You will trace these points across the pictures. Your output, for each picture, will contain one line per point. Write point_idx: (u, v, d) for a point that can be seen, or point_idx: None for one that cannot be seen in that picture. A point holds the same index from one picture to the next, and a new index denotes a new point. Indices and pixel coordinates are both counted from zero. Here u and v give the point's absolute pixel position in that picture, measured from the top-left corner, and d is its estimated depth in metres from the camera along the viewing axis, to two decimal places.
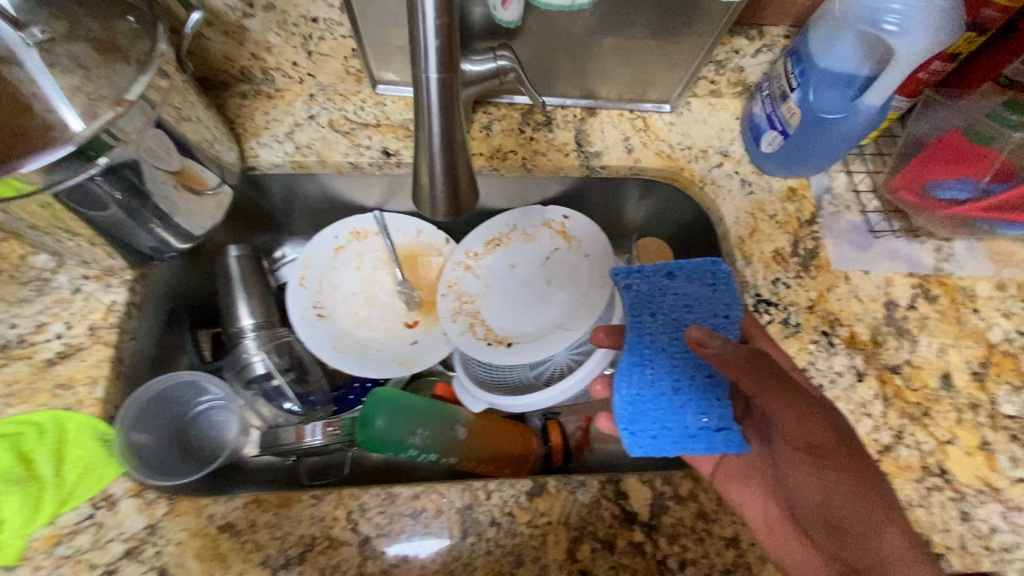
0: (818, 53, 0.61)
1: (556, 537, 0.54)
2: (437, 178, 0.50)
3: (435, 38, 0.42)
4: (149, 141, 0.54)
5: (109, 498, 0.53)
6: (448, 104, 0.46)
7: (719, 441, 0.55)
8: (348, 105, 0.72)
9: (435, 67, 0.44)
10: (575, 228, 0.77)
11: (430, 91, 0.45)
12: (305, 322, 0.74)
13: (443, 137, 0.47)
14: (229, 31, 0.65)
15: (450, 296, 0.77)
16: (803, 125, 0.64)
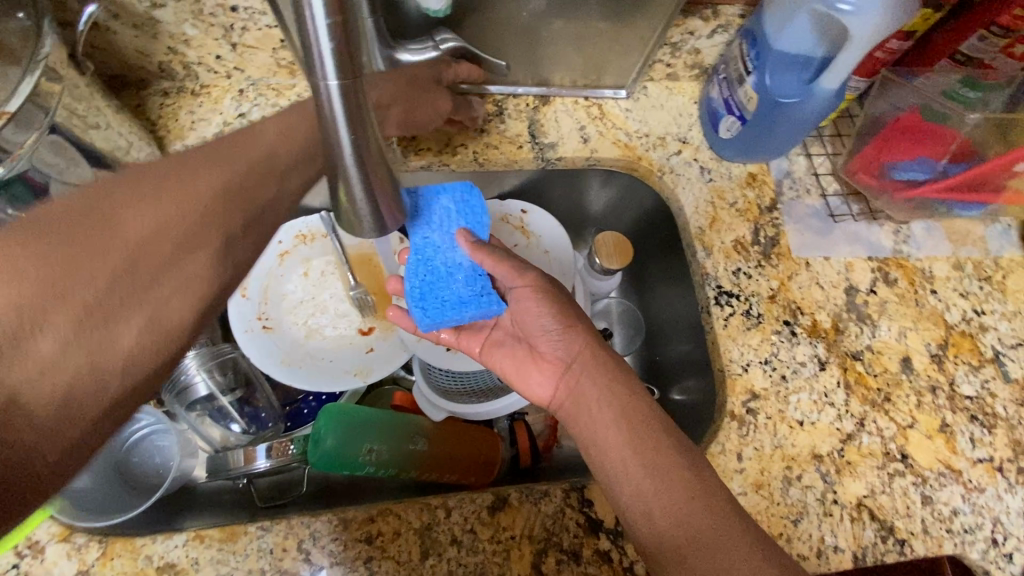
0: (773, 36, 0.59)
1: (519, 551, 0.53)
2: (357, 198, 0.37)
3: (329, 41, 0.29)
4: (48, 153, 0.49)
5: (35, 545, 0.49)
6: (356, 109, 0.32)
7: (484, 302, 0.60)
8: (281, 100, 0.67)
9: (334, 72, 0.30)
10: (534, 223, 0.74)
11: (324, 93, 0.31)
12: (250, 336, 0.69)
13: (353, 148, 0.34)
14: (139, 24, 0.59)
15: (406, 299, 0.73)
16: (759, 110, 0.62)
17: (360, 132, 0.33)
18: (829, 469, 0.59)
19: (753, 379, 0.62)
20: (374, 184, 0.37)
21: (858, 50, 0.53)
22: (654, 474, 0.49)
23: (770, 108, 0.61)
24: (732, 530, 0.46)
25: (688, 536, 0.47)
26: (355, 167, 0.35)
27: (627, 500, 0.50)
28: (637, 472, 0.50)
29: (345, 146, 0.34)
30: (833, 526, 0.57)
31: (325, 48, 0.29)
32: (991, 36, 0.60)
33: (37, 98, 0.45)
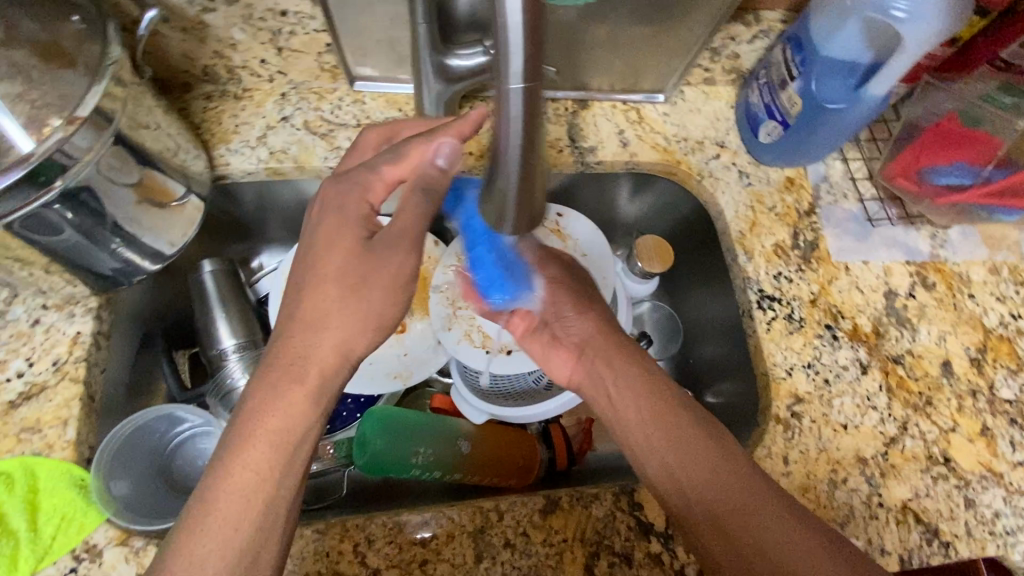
0: (820, 42, 0.60)
1: (572, 554, 0.53)
2: (507, 199, 0.39)
3: (522, 45, 0.31)
4: (107, 156, 0.48)
5: (92, 549, 0.49)
6: (533, 108, 0.34)
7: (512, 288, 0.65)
8: (324, 104, 0.67)
9: (518, 75, 0.32)
10: (571, 226, 0.74)
11: (506, 95, 0.34)
12: None
13: (525, 141, 0.35)
14: (188, 28, 0.59)
15: (443, 302, 0.71)
16: (803, 114, 0.62)
17: (533, 134, 0.35)
18: (873, 472, 0.59)
19: (796, 383, 0.62)
20: (533, 177, 0.38)
21: (912, 53, 0.55)
22: (677, 447, 0.54)
23: (816, 113, 0.61)
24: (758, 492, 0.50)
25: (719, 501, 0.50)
26: (517, 164, 0.37)
27: (657, 477, 0.53)
28: (660, 445, 0.54)
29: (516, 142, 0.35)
30: (879, 529, 0.57)
31: (515, 47, 0.31)
32: None
33: (101, 102, 0.46)
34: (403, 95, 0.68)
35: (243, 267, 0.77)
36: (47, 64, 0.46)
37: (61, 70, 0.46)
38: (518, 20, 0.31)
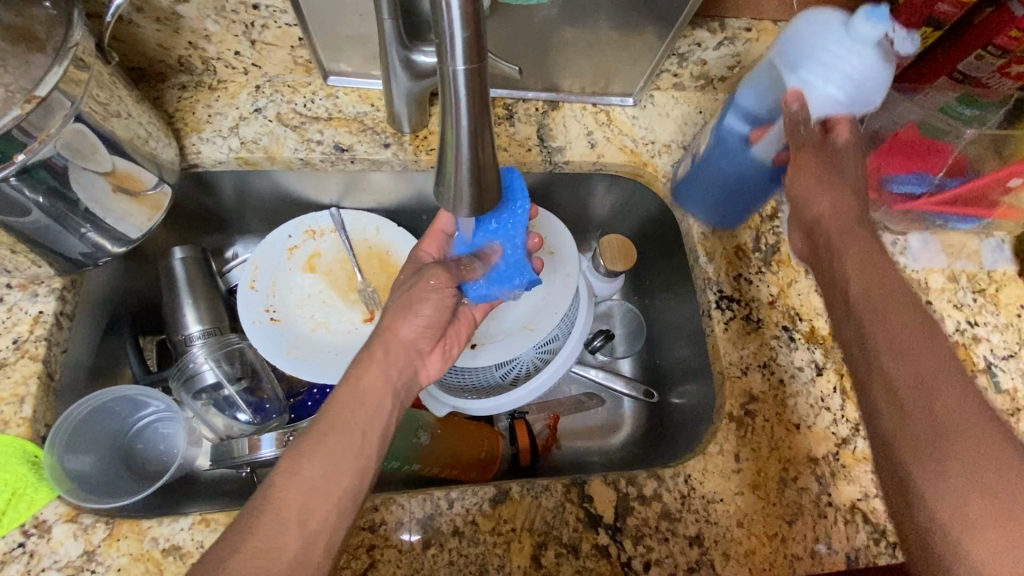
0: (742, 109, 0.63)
1: (520, 544, 0.53)
2: (460, 187, 0.37)
3: (462, 26, 0.31)
4: (72, 139, 0.50)
5: (41, 525, 0.49)
6: (479, 92, 0.33)
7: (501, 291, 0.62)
8: (297, 97, 0.69)
9: (463, 59, 0.32)
10: (539, 224, 0.76)
11: (453, 78, 0.33)
12: (258, 328, 0.70)
13: (472, 127, 0.34)
14: (161, 18, 0.60)
15: None
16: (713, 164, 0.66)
17: (480, 120, 0.34)
18: (824, 471, 0.60)
19: (752, 382, 0.63)
20: (485, 167, 0.37)
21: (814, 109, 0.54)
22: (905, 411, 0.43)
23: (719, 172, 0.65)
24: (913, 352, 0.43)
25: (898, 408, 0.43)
26: (469, 149, 0.35)
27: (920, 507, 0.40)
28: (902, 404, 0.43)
29: (464, 128, 0.34)
30: (827, 528, 0.58)
31: (457, 31, 0.31)
32: (987, 56, 0.61)
33: (63, 84, 0.46)
34: (375, 91, 0.70)
35: (217, 257, 0.78)
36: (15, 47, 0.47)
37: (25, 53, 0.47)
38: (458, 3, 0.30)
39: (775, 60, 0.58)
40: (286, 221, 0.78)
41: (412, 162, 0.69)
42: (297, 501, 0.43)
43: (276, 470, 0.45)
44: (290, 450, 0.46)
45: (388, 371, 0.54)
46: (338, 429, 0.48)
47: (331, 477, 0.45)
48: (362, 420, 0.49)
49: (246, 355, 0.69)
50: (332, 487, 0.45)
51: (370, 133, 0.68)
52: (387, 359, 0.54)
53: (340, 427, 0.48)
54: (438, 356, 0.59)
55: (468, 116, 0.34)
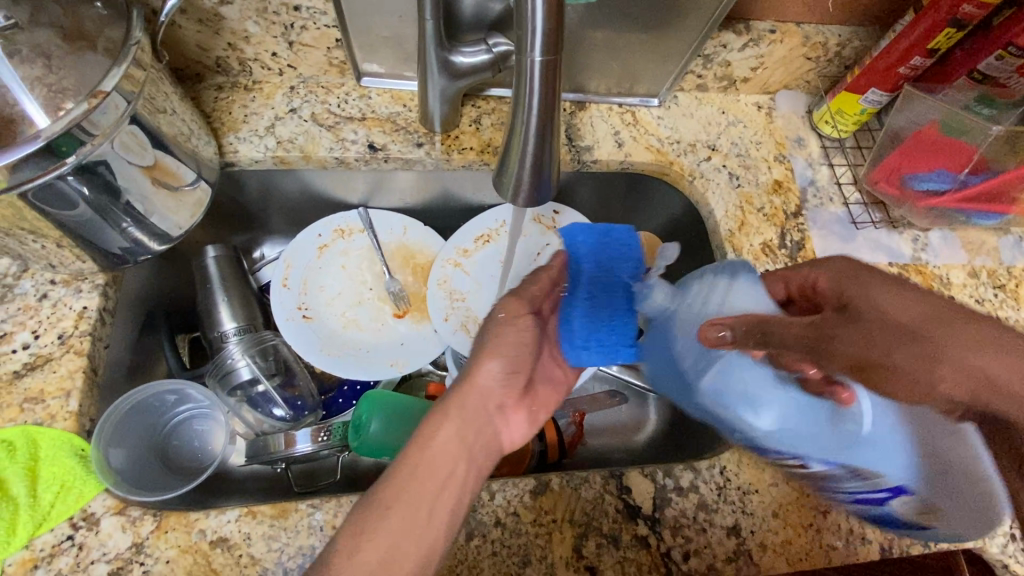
0: (683, 336, 0.57)
1: (561, 535, 0.54)
2: (522, 175, 0.38)
3: (544, 19, 0.32)
4: (123, 136, 0.50)
5: (90, 517, 0.50)
6: (552, 84, 0.35)
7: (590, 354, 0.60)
8: (331, 98, 0.70)
9: (541, 50, 0.33)
10: (565, 222, 0.77)
11: (529, 69, 0.34)
12: (291, 325, 0.71)
13: (542, 118, 0.35)
14: (203, 19, 0.61)
15: (440, 295, 0.74)
16: (674, 379, 0.59)
17: (550, 110, 0.35)
18: None
19: None
20: (549, 159, 0.38)
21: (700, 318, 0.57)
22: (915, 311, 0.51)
23: (756, 391, 0.53)
24: (898, 292, 0.51)
25: (912, 359, 0.49)
26: (536, 140, 0.36)
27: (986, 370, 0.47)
28: (973, 342, 0.48)
29: (535, 119, 0.35)
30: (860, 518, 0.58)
31: (538, 22, 0.32)
32: (1008, 56, 0.63)
33: (120, 83, 0.47)
34: (407, 91, 0.71)
35: (246, 256, 0.79)
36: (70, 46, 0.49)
37: (80, 50, 0.48)
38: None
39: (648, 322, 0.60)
40: (314, 220, 0.78)
41: (444, 160, 0.70)
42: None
43: (338, 540, 0.42)
44: (349, 527, 0.42)
45: (465, 433, 0.50)
46: (402, 503, 0.44)
47: (399, 559, 0.41)
48: (433, 488, 0.45)
49: (279, 351, 0.70)
50: (414, 545, 0.42)
51: (403, 133, 0.69)
52: (455, 429, 0.49)
53: (405, 496, 0.44)
54: (522, 416, 0.56)
55: (538, 108, 0.35)
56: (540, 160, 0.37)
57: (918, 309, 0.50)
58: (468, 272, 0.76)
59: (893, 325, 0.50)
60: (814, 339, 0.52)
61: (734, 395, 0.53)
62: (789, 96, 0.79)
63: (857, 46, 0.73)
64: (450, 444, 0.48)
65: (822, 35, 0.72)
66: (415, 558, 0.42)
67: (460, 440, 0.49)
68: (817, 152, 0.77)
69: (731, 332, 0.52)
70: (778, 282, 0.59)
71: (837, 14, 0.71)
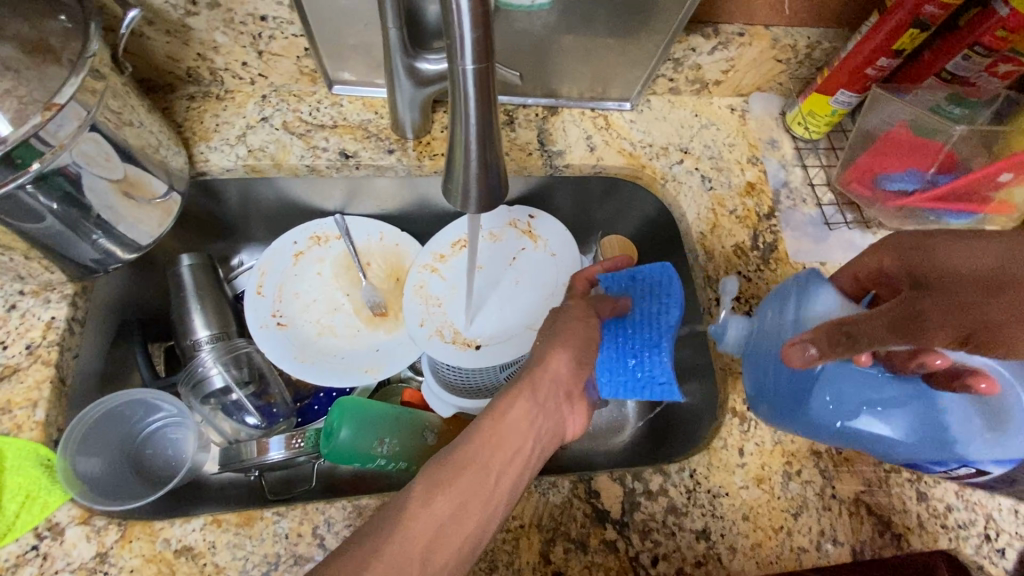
0: (775, 362, 0.57)
1: (528, 540, 0.54)
2: (469, 181, 0.38)
3: (471, 26, 0.33)
4: (86, 147, 0.51)
5: (54, 527, 0.50)
6: (487, 89, 0.35)
7: (605, 385, 0.58)
8: (303, 106, 0.70)
9: (473, 57, 0.33)
10: (540, 227, 0.76)
11: (463, 76, 0.34)
12: (265, 332, 0.71)
13: (480, 124, 0.36)
14: (172, 30, 0.62)
15: (417, 300, 0.74)
16: (782, 400, 0.56)
17: (488, 115, 0.36)
18: (827, 464, 0.61)
19: None
20: (494, 163, 0.38)
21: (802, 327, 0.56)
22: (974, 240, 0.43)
23: (876, 396, 0.54)
24: (971, 245, 0.42)
25: (1009, 310, 0.38)
26: (478, 145, 0.37)
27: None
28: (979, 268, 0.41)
29: (475, 124, 0.36)
30: (832, 520, 0.58)
31: (467, 31, 0.33)
32: (974, 55, 0.64)
33: (79, 93, 0.48)
34: (379, 99, 0.72)
35: (223, 265, 0.79)
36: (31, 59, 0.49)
37: (43, 63, 0.49)
38: (468, 5, 0.32)
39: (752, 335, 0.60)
40: (291, 228, 0.79)
41: (416, 167, 0.70)
42: (439, 526, 0.43)
43: (411, 493, 0.44)
44: (428, 476, 0.45)
45: (534, 412, 0.53)
46: (475, 465, 0.46)
47: (469, 514, 0.44)
48: (504, 457, 0.48)
49: (252, 359, 0.70)
50: (477, 510, 0.45)
51: (374, 140, 0.70)
52: (529, 403, 0.53)
53: (477, 463, 0.47)
54: (585, 410, 0.58)
55: (476, 113, 0.36)
56: (483, 166, 0.37)
57: (992, 263, 0.41)
58: (444, 276, 0.75)
59: (977, 276, 0.41)
60: (900, 323, 0.43)
61: (853, 409, 0.54)
62: (762, 98, 0.80)
63: (826, 47, 0.73)
64: (522, 420, 0.51)
65: (791, 37, 0.72)
66: (480, 520, 0.44)
67: (529, 413, 0.52)
68: (791, 153, 0.77)
69: (815, 347, 0.47)
70: (846, 275, 0.55)
71: (806, 16, 0.71)
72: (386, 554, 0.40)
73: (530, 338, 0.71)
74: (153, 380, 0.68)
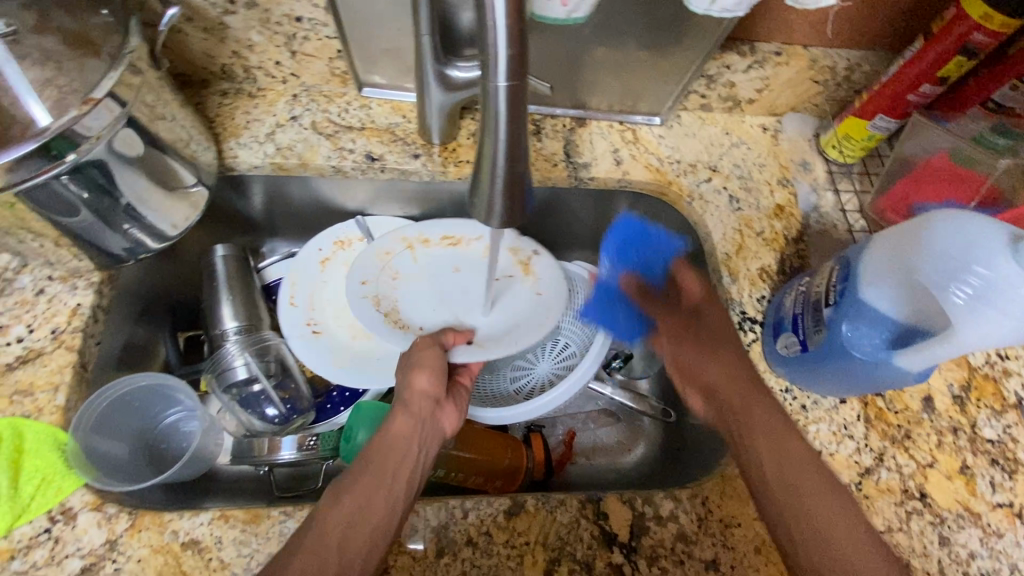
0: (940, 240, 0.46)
1: (533, 557, 0.53)
2: (494, 198, 0.38)
3: (506, 45, 0.32)
4: (121, 141, 0.52)
5: (67, 512, 0.51)
6: (518, 109, 0.34)
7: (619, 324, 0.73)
8: (332, 107, 0.71)
9: (507, 74, 0.33)
10: (539, 265, 0.73)
11: (495, 94, 0.34)
12: (302, 339, 0.70)
13: (509, 142, 0.35)
14: (209, 28, 0.62)
15: (378, 262, 0.72)
16: (897, 241, 0.49)
17: (517, 133, 0.35)
18: None
19: None
20: (520, 181, 0.37)
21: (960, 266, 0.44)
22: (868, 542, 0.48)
23: (876, 303, 0.50)
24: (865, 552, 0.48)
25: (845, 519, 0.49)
26: (504, 162, 0.36)
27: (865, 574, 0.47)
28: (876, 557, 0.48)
29: (503, 140, 0.35)
30: None
31: (501, 50, 0.32)
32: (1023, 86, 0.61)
33: (117, 90, 0.48)
34: (408, 103, 0.72)
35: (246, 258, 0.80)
36: (72, 52, 0.51)
37: (82, 56, 0.51)
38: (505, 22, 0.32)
39: (950, 224, 0.46)
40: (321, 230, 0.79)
41: (440, 173, 0.70)
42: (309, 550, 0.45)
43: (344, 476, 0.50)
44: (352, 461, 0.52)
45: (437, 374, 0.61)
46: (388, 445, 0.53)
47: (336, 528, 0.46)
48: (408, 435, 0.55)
49: (279, 351, 0.70)
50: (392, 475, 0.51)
51: (400, 144, 0.70)
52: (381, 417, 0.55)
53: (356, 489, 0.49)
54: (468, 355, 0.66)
55: (506, 131, 0.35)
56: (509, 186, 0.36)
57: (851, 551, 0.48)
58: (417, 258, 0.74)
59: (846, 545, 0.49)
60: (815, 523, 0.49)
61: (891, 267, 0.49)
62: (797, 118, 0.78)
63: (867, 70, 0.71)
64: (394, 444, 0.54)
65: (830, 59, 0.70)
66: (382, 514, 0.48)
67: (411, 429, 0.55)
68: (823, 177, 0.75)
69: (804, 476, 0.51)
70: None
71: (846, 37, 0.69)
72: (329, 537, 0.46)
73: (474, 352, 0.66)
74: (177, 364, 0.73)
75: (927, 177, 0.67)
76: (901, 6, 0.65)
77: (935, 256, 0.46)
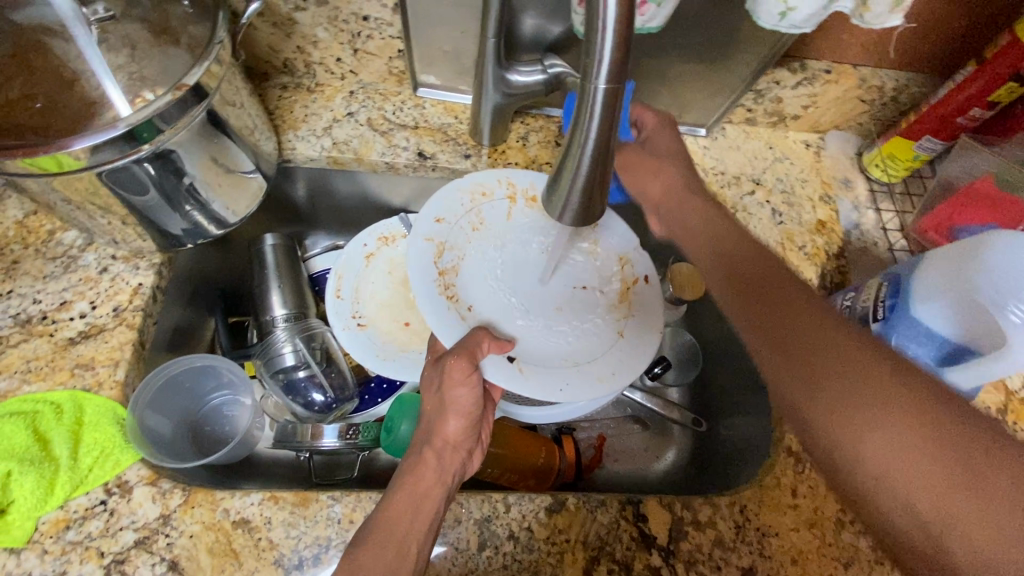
0: (998, 261, 0.47)
1: (573, 556, 0.54)
2: (572, 195, 0.39)
3: (612, 50, 0.33)
4: (195, 127, 0.53)
5: (123, 485, 0.52)
6: (611, 112, 0.36)
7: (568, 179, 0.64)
8: (387, 104, 0.72)
9: (607, 77, 0.34)
10: (638, 296, 0.64)
11: (591, 95, 0.35)
12: (348, 334, 0.71)
13: (598, 144, 0.36)
14: (278, 23, 0.65)
15: (469, 215, 0.64)
16: (949, 260, 0.50)
17: (606, 134, 0.36)
18: None
19: None
20: (600, 182, 0.39)
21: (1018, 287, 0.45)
22: (936, 465, 0.39)
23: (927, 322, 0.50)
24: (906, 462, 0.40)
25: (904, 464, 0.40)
26: (591, 161, 0.37)
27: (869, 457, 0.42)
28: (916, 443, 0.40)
29: (592, 141, 0.36)
30: None
31: (604, 54, 0.34)
32: None
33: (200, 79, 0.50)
34: (460, 104, 0.73)
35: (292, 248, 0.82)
36: (156, 40, 0.52)
37: (165, 44, 0.52)
38: (613, 28, 0.33)
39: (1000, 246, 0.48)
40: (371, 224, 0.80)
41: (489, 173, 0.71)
42: (368, 545, 0.45)
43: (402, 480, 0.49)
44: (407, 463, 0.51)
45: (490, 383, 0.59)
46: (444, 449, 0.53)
47: (391, 521, 0.46)
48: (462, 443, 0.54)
49: (324, 339, 0.71)
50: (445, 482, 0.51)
51: (452, 143, 0.71)
52: (434, 412, 0.54)
53: (413, 490, 0.49)
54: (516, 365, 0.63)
55: (596, 133, 0.36)
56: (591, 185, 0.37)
57: (891, 428, 0.41)
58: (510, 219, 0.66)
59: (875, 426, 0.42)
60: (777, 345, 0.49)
61: (941, 283, 0.50)
62: (840, 136, 0.79)
63: (915, 92, 0.72)
64: (450, 441, 0.53)
65: (879, 79, 0.71)
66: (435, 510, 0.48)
67: (468, 423, 0.53)
68: (864, 195, 0.76)
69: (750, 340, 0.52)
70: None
71: (896, 58, 0.70)
72: (386, 538, 0.45)
73: (511, 376, 0.54)
74: (229, 348, 0.73)
75: (972, 199, 0.67)
76: (953, 30, 0.67)
77: (993, 275, 0.46)
